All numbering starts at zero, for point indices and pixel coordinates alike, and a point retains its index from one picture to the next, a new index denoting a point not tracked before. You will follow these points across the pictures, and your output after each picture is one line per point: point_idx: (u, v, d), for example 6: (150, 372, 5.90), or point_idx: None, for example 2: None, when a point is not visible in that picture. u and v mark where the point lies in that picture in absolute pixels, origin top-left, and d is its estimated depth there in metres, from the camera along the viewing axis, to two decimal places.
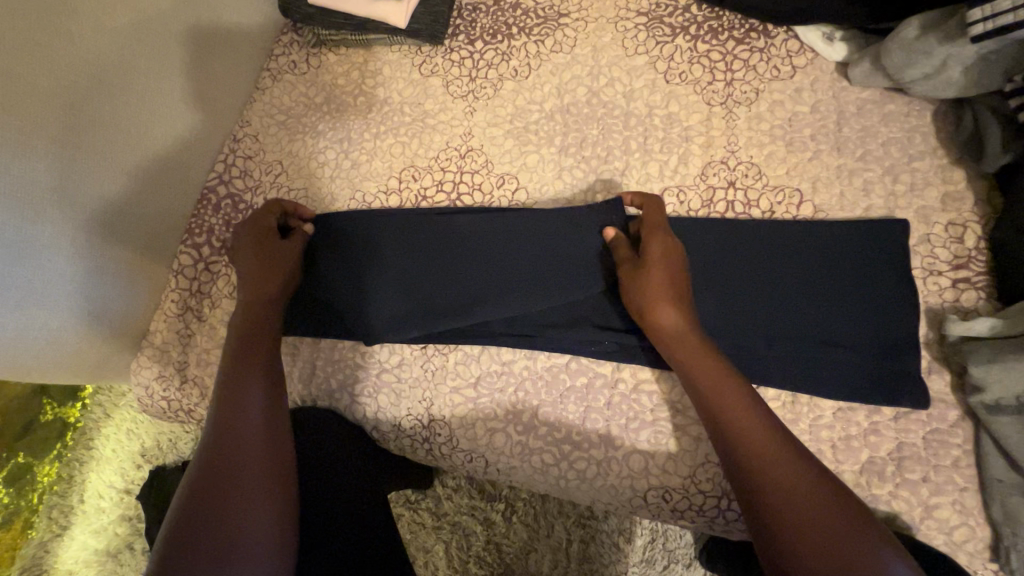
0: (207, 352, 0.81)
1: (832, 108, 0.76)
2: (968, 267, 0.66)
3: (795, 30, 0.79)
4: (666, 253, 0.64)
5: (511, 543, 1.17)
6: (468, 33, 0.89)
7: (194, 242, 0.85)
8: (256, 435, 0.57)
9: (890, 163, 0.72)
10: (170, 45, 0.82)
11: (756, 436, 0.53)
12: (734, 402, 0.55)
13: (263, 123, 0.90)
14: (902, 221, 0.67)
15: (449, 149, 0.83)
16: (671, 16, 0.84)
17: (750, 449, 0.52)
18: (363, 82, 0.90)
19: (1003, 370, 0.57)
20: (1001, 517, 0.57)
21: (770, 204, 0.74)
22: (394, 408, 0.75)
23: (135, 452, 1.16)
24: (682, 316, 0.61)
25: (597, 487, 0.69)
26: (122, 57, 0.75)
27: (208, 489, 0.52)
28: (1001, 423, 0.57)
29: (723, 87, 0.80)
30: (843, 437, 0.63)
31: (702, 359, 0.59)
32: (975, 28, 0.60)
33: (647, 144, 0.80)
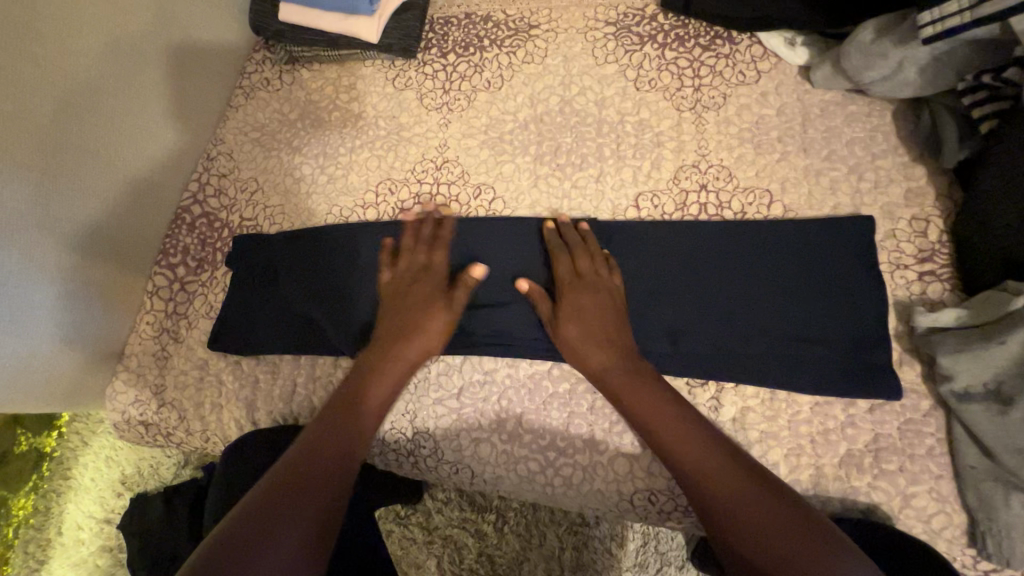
0: (185, 373, 0.79)
1: (797, 110, 0.78)
2: (932, 260, 0.68)
3: (758, 36, 0.82)
4: (580, 300, 0.69)
5: (503, 554, 1.16)
6: (440, 47, 0.90)
7: (169, 262, 0.84)
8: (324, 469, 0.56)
9: (854, 162, 0.74)
10: (144, 67, 0.81)
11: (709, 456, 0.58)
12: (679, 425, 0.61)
13: (238, 141, 0.90)
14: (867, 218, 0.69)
15: (425, 161, 0.84)
16: (638, 26, 0.86)
17: (711, 479, 0.56)
18: (337, 96, 0.90)
19: (969, 359, 0.58)
20: (975, 503, 0.58)
21: (741, 205, 0.75)
22: (375, 422, 0.74)
23: (115, 479, 1.13)
24: (607, 359, 0.66)
25: (583, 493, 0.69)
26: (97, 81, 0.75)
27: (267, 506, 0.51)
28: (970, 411, 0.58)
29: (691, 93, 0.82)
30: (822, 431, 0.64)
31: (649, 398, 0.63)
32: (925, 31, 0.62)
33: (620, 151, 0.81)
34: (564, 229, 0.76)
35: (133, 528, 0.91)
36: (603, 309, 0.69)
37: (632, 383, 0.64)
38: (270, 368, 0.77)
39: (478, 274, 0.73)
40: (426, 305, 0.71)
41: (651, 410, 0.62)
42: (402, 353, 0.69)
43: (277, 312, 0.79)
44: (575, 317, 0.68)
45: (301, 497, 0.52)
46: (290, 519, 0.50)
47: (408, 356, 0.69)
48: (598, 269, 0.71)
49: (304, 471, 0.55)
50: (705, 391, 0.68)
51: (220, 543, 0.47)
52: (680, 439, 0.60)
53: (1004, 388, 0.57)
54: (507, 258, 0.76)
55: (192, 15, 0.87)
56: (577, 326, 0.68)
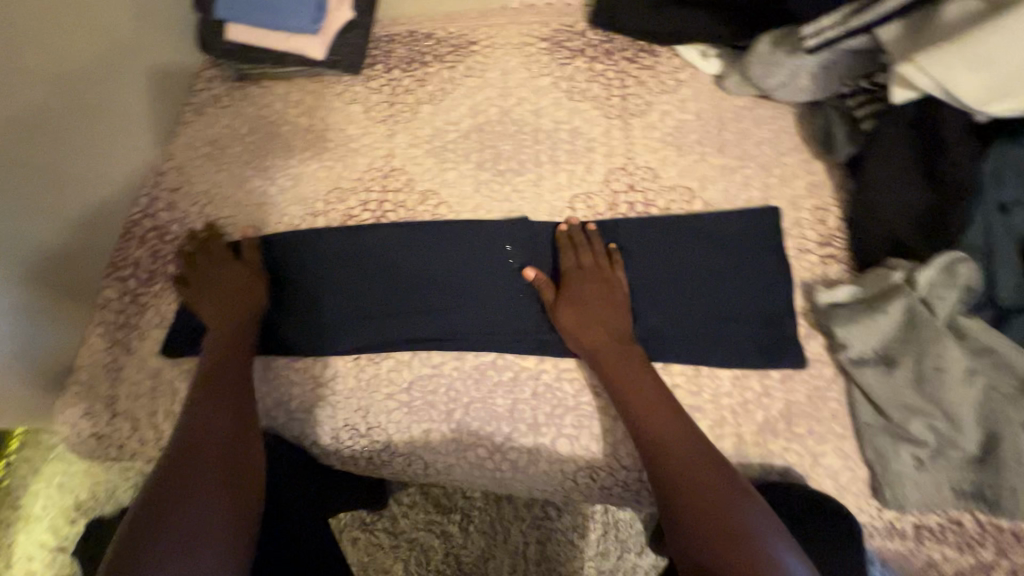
0: (137, 383, 0.80)
1: (713, 115, 0.86)
2: (832, 245, 0.76)
3: (676, 49, 0.90)
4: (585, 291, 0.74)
5: (469, 554, 1.18)
6: (385, 63, 0.95)
7: (120, 275, 0.85)
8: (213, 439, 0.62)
9: (763, 160, 0.82)
10: (91, 84, 0.83)
11: (689, 463, 0.60)
12: (665, 428, 0.63)
13: (188, 156, 0.92)
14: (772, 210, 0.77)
15: (373, 170, 0.88)
16: (570, 41, 0.93)
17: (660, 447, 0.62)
18: (286, 111, 0.94)
19: (859, 327, 0.66)
20: (872, 457, 0.65)
21: (666, 202, 0.82)
22: (328, 420, 0.77)
23: (68, 505, 1.11)
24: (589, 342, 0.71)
25: (529, 474, 0.73)
26: (43, 99, 0.77)
27: (167, 479, 0.57)
28: (864, 374, 0.66)
29: (619, 101, 0.89)
30: (741, 402, 0.70)
31: (626, 373, 0.68)
32: (807, 41, 0.71)
33: (556, 155, 0.87)
34: (505, 228, 0.81)
35: (86, 548, 0.90)
36: (601, 300, 0.73)
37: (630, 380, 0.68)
38: None
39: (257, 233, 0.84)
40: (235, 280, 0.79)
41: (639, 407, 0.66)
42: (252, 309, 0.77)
43: None
44: (575, 304, 0.73)
45: (195, 473, 0.58)
46: (188, 483, 0.57)
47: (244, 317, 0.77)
48: (599, 263, 0.76)
49: (198, 449, 0.60)
50: None
51: (124, 534, 0.53)
52: (670, 439, 0.62)
53: (890, 353, 0.66)
54: (455, 258, 0.81)
55: (137, 35, 0.90)
56: (573, 314, 0.73)
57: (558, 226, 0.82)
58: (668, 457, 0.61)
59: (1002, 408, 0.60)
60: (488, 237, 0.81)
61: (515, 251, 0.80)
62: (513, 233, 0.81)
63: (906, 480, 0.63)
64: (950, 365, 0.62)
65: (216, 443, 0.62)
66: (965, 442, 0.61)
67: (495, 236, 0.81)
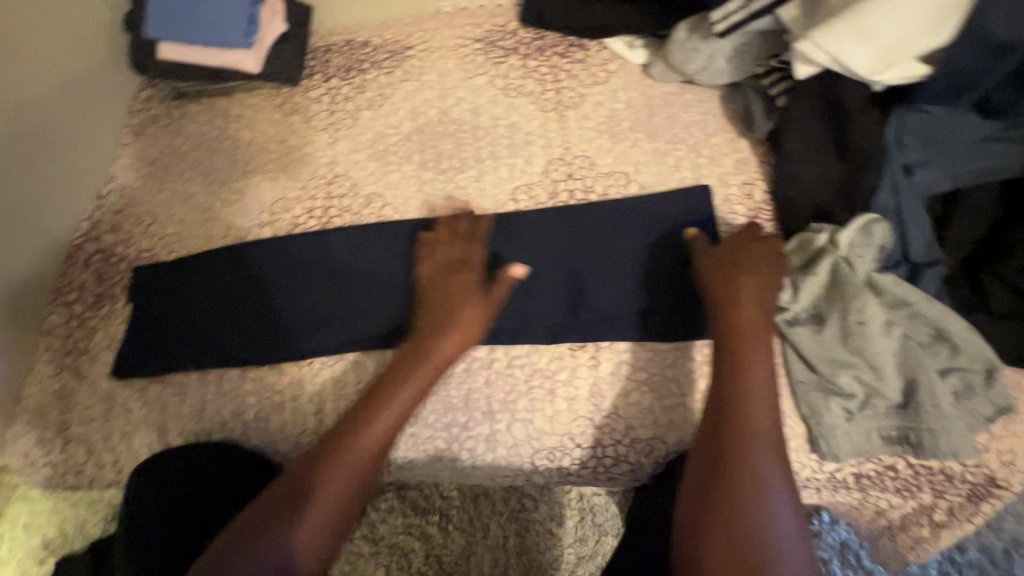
0: (90, 407, 0.79)
1: (643, 102, 0.89)
2: (760, 217, 0.80)
3: (604, 42, 0.93)
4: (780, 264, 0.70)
5: (450, 552, 1.19)
6: (324, 72, 0.96)
7: (64, 300, 0.84)
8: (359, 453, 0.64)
9: (693, 141, 0.86)
10: (8, 104, 0.81)
11: (764, 449, 0.60)
12: (763, 405, 0.63)
13: (130, 177, 0.92)
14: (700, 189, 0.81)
15: (317, 178, 0.89)
16: (503, 41, 0.96)
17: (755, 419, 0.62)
18: (227, 126, 0.94)
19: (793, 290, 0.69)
20: (807, 412, 0.68)
21: (604, 188, 0.85)
22: (286, 427, 0.77)
23: (36, 547, 1.10)
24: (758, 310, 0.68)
25: (489, 462, 0.75)
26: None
27: (293, 496, 0.61)
28: (797, 333, 0.69)
29: (553, 95, 0.91)
30: (684, 371, 0.74)
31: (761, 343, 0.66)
32: (717, 26, 0.77)
33: (496, 151, 0.89)
34: (449, 225, 0.84)
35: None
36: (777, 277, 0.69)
37: (752, 342, 0.66)
38: (177, 390, 0.79)
39: (518, 273, 0.76)
40: (451, 300, 0.75)
41: (750, 369, 0.64)
42: (437, 351, 0.71)
43: (181, 335, 0.81)
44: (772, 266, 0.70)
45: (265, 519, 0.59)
46: (285, 512, 0.60)
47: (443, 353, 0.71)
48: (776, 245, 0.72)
49: (308, 472, 0.62)
50: (584, 352, 0.76)
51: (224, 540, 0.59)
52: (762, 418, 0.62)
53: (818, 312, 0.69)
54: (399, 257, 0.82)
55: (66, 59, 0.89)
56: (754, 280, 0.69)
57: (498, 218, 0.84)
58: (753, 443, 0.60)
59: (916, 355, 0.65)
60: (435, 234, 0.84)
61: None
62: (460, 228, 0.83)
63: (838, 430, 0.67)
64: (871, 319, 0.66)
65: (349, 458, 0.63)
66: (888, 391, 0.65)
67: None
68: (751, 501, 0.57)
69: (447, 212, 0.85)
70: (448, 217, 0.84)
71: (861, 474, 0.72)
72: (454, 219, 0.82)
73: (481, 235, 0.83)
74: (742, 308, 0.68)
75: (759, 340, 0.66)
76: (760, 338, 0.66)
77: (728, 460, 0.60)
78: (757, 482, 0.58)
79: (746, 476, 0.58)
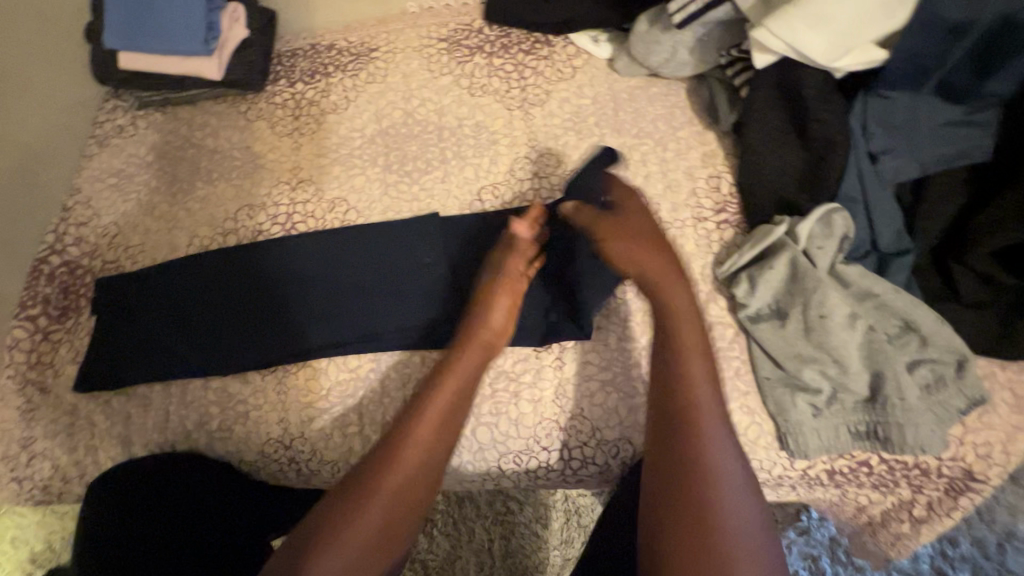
0: (56, 421, 0.79)
1: (609, 97, 0.88)
2: (726, 210, 0.78)
3: (569, 38, 0.92)
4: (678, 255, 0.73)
5: (435, 557, 1.16)
6: (288, 77, 0.96)
7: (27, 314, 0.84)
8: (412, 478, 0.62)
9: (659, 136, 0.84)
10: None
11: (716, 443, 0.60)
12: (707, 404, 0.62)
13: (94, 188, 0.91)
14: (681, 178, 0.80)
15: (280, 185, 0.88)
16: (467, 39, 0.95)
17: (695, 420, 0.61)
18: (192, 135, 0.94)
19: (756, 286, 0.68)
20: (774, 409, 0.67)
21: (570, 185, 0.83)
22: (250, 436, 0.76)
23: (25, 560, 1.10)
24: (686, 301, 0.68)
25: (456, 467, 0.74)
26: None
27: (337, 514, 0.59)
28: (760, 330, 0.68)
29: (518, 93, 0.90)
30: (650, 370, 0.72)
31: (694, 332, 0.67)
32: (675, 16, 0.75)
33: (461, 151, 0.87)
34: (412, 227, 0.83)
35: None
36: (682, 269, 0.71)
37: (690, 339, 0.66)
38: (142, 402, 0.79)
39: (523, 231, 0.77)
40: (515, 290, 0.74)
41: (692, 357, 0.65)
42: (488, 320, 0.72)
43: (145, 346, 0.81)
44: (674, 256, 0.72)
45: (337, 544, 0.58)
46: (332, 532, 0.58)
47: (484, 335, 0.71)
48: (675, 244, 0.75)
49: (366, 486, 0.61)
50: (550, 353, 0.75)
51: (299, 534, 0.59)
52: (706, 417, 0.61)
53: (782, 306, 0.68)
54: (363, 261, 0.82)
55: (25, 70, 0.88)
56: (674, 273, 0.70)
57: (460, 220, 0.83)
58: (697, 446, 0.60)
59: (882, 348, 0.64)
60: (399, 236, 0.82)
61: (425, 247, 0.81)
62: (424, 230, 0.82)
63: (805, 427, 0.65)
64: (833, 312, 0.64)
65: (404, 481, 0.62)
66: (854, 385, 0.64)
67: (406, 234, 0.82)
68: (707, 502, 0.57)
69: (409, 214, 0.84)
70: (411, 219, 0.83)
71: (834, 471, 0.70)
72: (421, 222, 0.83)
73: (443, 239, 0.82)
74: (676, 293, 0.69)
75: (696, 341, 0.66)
76: (691, 319, 0.68)
77: (679, 464, 0.59)
78: (708, 483, 0.58)
79: (699, 474, 0.58)
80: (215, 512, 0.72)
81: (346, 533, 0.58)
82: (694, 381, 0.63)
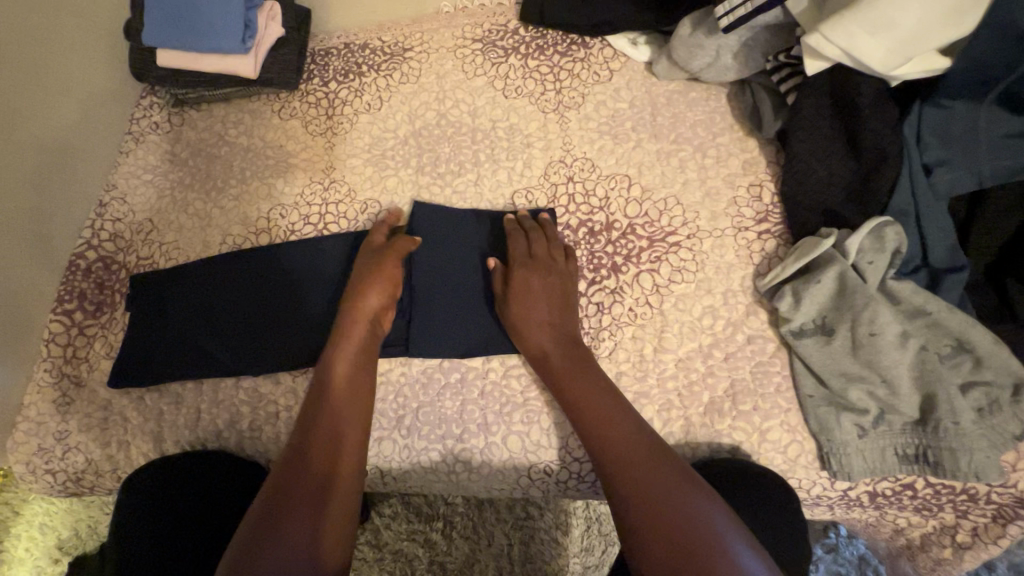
0: (91, 415, 0.80)
1: (646, 101, 0.86)
2: (768, 220, 0.76)
3: (607, 40, 0.90)
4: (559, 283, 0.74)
5: (454, 559, 1.11)
6: (322, 76, 0.95)
7: (65, 308, 0.85)
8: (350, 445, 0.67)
9: (699, 142, 0.82)
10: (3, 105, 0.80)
11: (637, 447, 0.63)
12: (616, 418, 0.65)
13: (130, 184, 0.93)
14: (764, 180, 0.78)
15: (313, 185, 0.88)
16: (502, 40, 0.93)
17: (609, 434, 0.64)
18: (226, 133, 0.94)
19: (806, 301, 0.66)
20: (817, 428, 0.65)
21: (605, 191, 0.81)
22: (279, 437, 0.76)
23: (50, 546, 1.11)
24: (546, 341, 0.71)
25: (484, 474, 0.74)
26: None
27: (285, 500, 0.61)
28: (804, 346, 0.66)
29: (554, 95, 0.88)
30: (686, 384, 0.70)
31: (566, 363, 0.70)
32: (722, 21, 0.72)
33: (494, 154, 0.86)
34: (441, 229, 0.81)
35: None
36: (562, 296, 0.74)
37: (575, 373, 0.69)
38: (174, 399, 0.80)
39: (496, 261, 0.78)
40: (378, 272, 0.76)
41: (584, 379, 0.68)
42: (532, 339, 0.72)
43: (178, 343, 0.81)
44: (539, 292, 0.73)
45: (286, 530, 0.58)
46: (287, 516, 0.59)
47: (360, 324, 0.73)
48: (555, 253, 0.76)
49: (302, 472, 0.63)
50: None
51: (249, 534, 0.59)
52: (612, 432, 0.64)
53: (827, 322, 0.66)
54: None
55: (66, 66, 0.89)
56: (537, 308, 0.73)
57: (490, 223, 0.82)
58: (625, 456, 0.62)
59: (935, 369, 0.61)
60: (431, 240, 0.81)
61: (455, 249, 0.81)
62: (454, 233, 0.81)
63: (849, 448, 0.64)
64: (883, 330, 0.62)
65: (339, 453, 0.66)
66: (903, 407, 0.62)
67: (436, 238, 0.81)
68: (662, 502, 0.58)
69: (442, 214, 0.83)
70: (444, 220, 0.82)
71: (876, 493, 0.68)
72: (454, 224, 0.82)
73: (474, 242, 0.81)
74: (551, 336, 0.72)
75: (584, 372, 0.69)
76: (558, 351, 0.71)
77: (623, 480, 0.61)
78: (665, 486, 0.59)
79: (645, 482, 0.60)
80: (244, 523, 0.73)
81: (296, 513, 0.60)
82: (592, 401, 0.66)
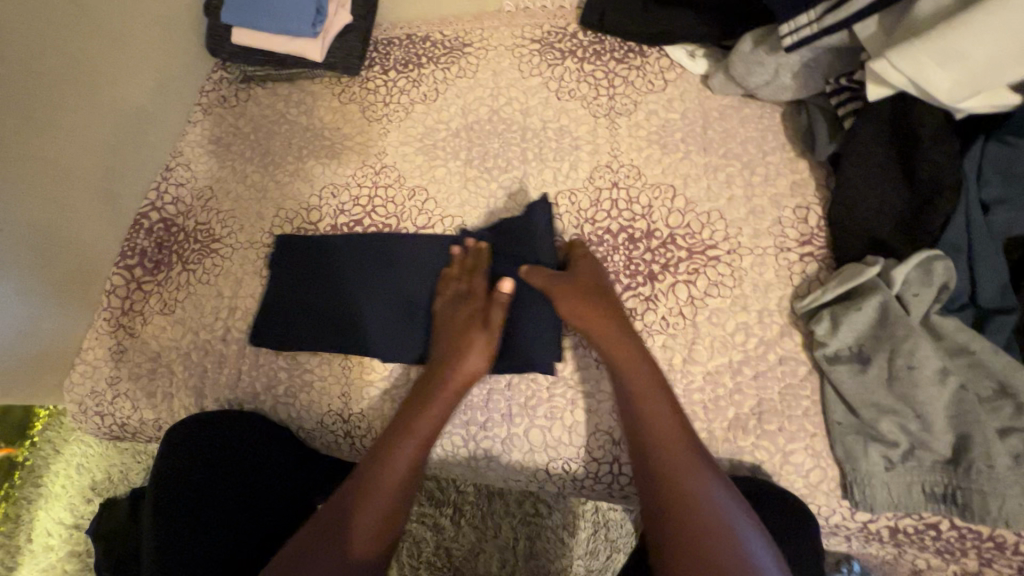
0: (141, 365, 0.85)
1: (699, 114, 0.86)
2: (812, 244, 0.75)
3: (665, 50, 0.90)
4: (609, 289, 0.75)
5: (460, 546, 1.13)
6: (383, 64, 0.99)
7: (126, 263, 0.91)
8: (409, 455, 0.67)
9: (748, 159, 0.82)
10: (95, 75, 0.87)
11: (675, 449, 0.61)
12: (660, 412, 0.64)
13: (195, 153, 0.98)
14: (811, 204, 0.77)
15: (365, 168, 0.91)
16: (560, 43, 0.95)
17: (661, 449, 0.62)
18: (288, 112, 0.99)
19: (847, 326, 0.65)
20: (843, 456, 0.65)
21: (648, 199, 0.81)
22: (312, 406, 0.80)
23: (85, 486, 1.18)
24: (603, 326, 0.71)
25: (503, 464, 0.76)
26: (49, 92, 0.80)
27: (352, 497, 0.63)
28: (838, 371, 0.66)
29: (606, 101, 0.89)
30: (713, 398, 0.71)
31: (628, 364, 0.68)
32: (786, 40, 0.72)
33: (542, 154, 0.88)
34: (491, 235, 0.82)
35: (105, 526, 0.98)
36: (606, 298, 0.73)
37: (635, 376, 0.67)
38: (217, 358, 0.84)
39: (507, 289, 0.77)
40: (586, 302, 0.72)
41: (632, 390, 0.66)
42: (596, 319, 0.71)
43: (227, 306, 0.86)
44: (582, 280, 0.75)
45: (336, 532, 0.60)
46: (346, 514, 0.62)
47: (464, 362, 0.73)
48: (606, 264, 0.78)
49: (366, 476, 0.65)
50: None
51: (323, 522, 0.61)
52: (667, 445, 0.62)
53: (864, 350, 0.66)
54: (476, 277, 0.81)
55: (146, 38, 0.95)
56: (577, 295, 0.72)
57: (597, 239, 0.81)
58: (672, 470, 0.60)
59: (974, 410, 0.59)
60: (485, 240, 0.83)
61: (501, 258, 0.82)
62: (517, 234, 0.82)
63: (875, 480, 0.63)
64: (922, 364, 0.61)
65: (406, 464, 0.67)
66: (935, 444, 0.61)
67: (483, 244, 0.82)
68: (698, 514, 0.56)
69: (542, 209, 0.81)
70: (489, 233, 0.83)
71: (897, 529, 0.67)
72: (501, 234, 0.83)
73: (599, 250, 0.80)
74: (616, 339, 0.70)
75: (639, 381, 0.66)
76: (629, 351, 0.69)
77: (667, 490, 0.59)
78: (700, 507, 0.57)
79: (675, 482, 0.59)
80: (263, 481, 0.76)
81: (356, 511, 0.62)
82: (650, 417, 0.64)
